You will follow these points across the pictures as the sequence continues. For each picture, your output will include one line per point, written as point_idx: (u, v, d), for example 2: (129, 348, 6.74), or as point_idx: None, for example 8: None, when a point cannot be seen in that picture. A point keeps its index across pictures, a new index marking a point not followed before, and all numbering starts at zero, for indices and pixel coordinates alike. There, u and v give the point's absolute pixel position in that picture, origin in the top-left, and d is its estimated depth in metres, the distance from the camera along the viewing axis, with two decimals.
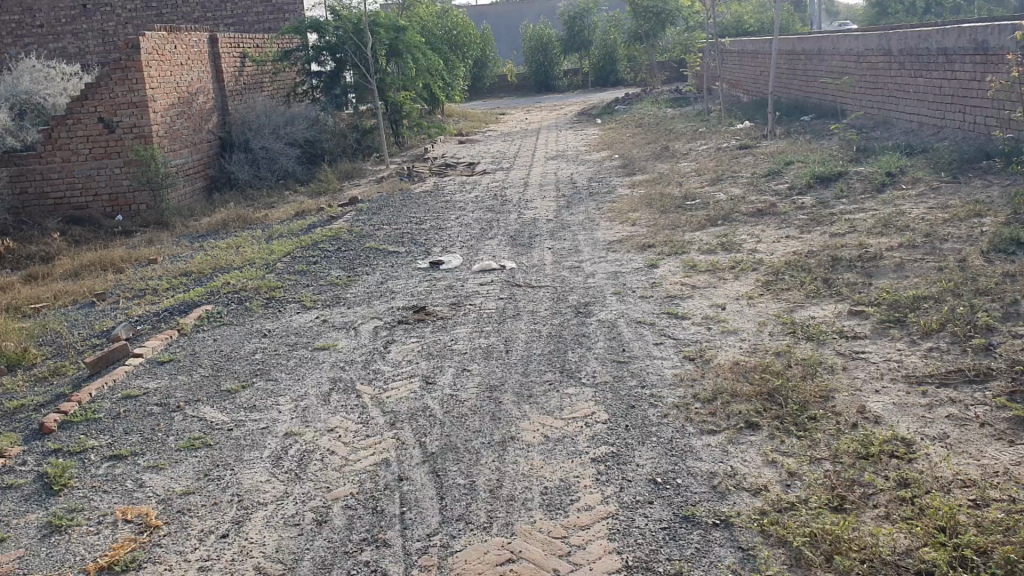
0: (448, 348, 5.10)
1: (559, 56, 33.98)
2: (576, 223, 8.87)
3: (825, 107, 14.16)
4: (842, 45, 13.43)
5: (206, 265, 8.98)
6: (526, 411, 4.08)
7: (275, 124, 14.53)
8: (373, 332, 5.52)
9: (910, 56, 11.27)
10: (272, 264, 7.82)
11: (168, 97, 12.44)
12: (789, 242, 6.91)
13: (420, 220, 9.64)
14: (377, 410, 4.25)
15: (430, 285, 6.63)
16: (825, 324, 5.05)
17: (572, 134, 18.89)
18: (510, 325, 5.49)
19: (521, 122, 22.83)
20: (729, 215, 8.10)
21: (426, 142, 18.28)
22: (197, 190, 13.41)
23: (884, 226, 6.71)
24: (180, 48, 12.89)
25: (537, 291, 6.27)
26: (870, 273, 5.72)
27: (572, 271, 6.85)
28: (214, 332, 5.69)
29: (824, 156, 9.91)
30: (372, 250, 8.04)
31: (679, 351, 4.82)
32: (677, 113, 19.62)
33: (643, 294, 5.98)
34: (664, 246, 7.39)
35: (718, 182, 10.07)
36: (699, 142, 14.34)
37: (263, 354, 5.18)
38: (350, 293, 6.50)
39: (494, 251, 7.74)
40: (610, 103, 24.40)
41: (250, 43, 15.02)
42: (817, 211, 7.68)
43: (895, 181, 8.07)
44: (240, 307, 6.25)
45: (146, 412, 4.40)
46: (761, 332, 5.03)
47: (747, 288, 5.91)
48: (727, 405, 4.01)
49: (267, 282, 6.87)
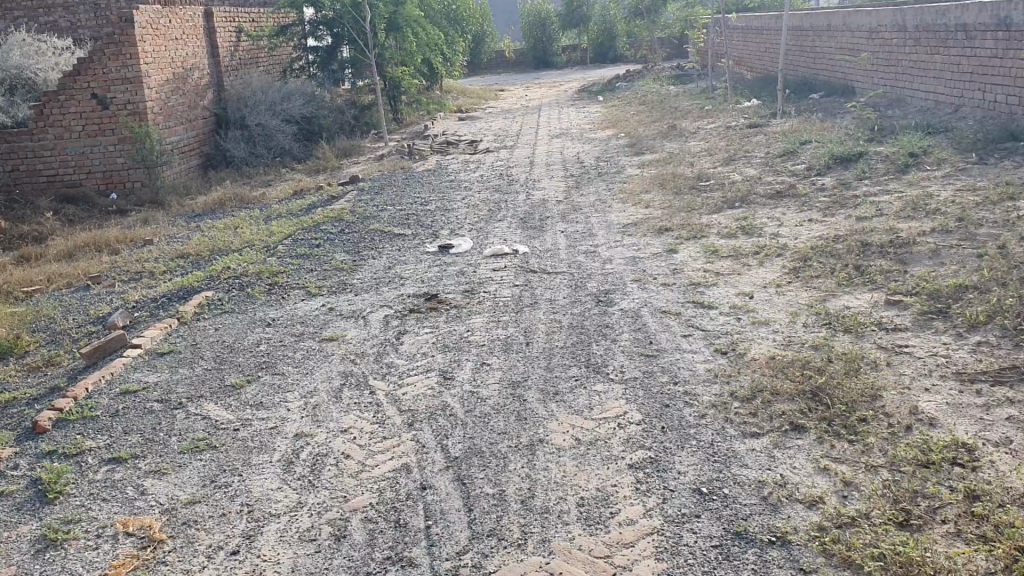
0: (464, 340, 4.82)
1: (558, 31, 33.51)
2: (587, 205, 8.59)
3: (835, 84, 13.86)
4: (853, 21, 13.11)
5: (204, 247, 8.68)
6: (554, 410, 3.82)
7: (272, 101, 14.18)
8: (383, 321, 5.24)
9: (927, 32, 10.95)
10: (273, 246, 7.53)
11: (162, 72, 12.12)
12: (812, 226, 6.63)
13: (425, 201, 9.34)
14: (393, 408, 3.98)
15: (441, 271, 6.35)
16: (861, 314, 4.79)
17: (575, 112, 18.57)
18: (528, 315, 5.21)
19: (521, 99, 22.46)
20: (746, 197, 7.83)
21: (426, 119, 17.93)
22: (192, 167, 13.08)
23: (912, 210, 6.44)
24: (175, 22, 12.56)
25: (552, 278, 5.99)
26: (905, 259, 5.45)
27: (588, 256, 6.57)
28: (215, 321, 5.41)
29: (841, 135, 9.62)
30: (378, 232, 7.74)
31: (710, 343, 4.55)
32: (681, 91, 19.28)
33: (665, 281, 5.71)
34: (682, 229, 7.11)
35: (731, 162, 9.78)
36: (707, 120, 14.03)
37: (268, 345, 4.90)
38: (356, 279, 6.22)
39: (504, 234, 7.46)
40: (611, 79, 24.03)
41: (245, 17, 14.68)
42: (839, 192, 7.41)
43: (919, 161, 7.80)
44: (242, 293, 5.96)
45: (146, 409, 4.12)
46: (794, 322, 4.77)
47: (774, 275, 5.64)
48: (768, 405, 3.75)
49: (269, 267, 6.58)
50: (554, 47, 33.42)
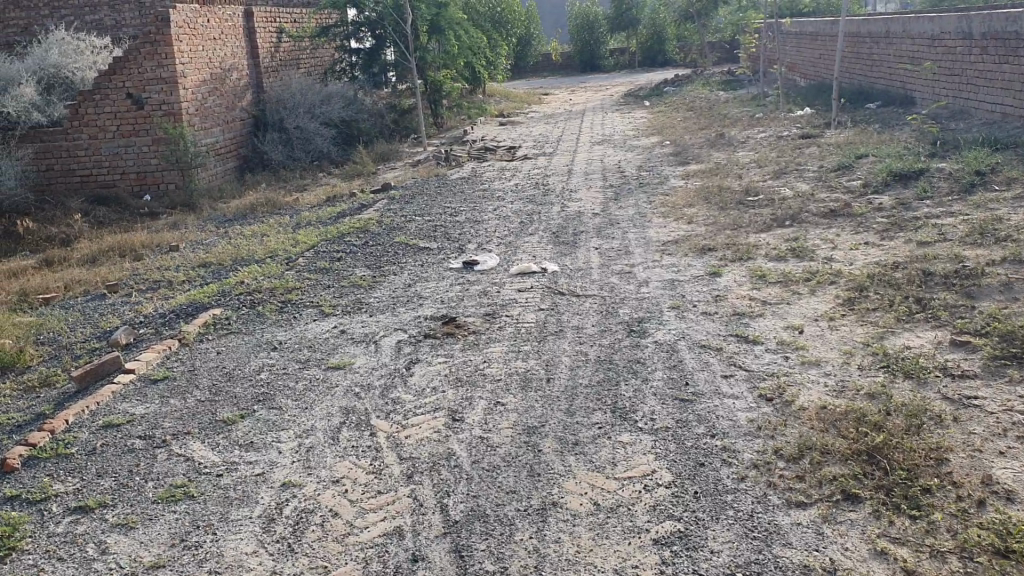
0: (479, 373, 4.39)
1: (606, 35, 33.08)
2: (626, 218, 8.14)
3: (893, 94, 13.26)
4: (914, 27, 12.48)
5: (227, 256, 8.38)
6: (572, 465, 3.38)
7: (310, 103, 13.91)
8: (395, 348, 4.83)
9: (995, 40, 10.32)
10: (294, 258, 7.19)
11: (199, 73, 11.87)
12: (868, 251, 6.12)
13: (456, 211, 8.97)
14: (393, 455, 3.56)
15: (463, 290, 5.95)
16: (924, 356, 4.28)
17: (620, 118, 18.10)
18: (552, 345, 4.77)
19: (565, 103, 22.01)
20: (797, 215, 7.34)
21: (466, 123, 17.58)
22: (228, 170, 12.83)
23: (979, 235, 5.91)
24: (214, 22, 12.32)
25: (582, 302, 5.55)
26: (972, 293, 4.93)
27: (622, 277, 6.13)
28: (219, 343, 5.06)
29: (899, 149, 9.07)
30: (403, 245, 7.37)
31: (753, 388, 4.09)
32: (731, 97, 18.70)
33: (706, 310, 5.25)
34: (726, 249, 6.64)
35: (781, 176, 9.26)
36: (757, 128, 13.48)
37: (269, 373, 4.53)
38: (373, 298, 5.83)
39: (535, 250, 7.04)
40: (659, 84, 23.49)
41: (286, 18, 14.43)
42: (898, 213, 6.88)
43: (985, 180, 7.23)
44: (251, 312, 5.60)
45: (126, 448, 3.77)
46: (848, 365, 4.29)
47: (826, 306, 5.15)
48: (817, 467, 3.27)
49: (285, 282, 6.21)
50: (601, 51, 32.99)
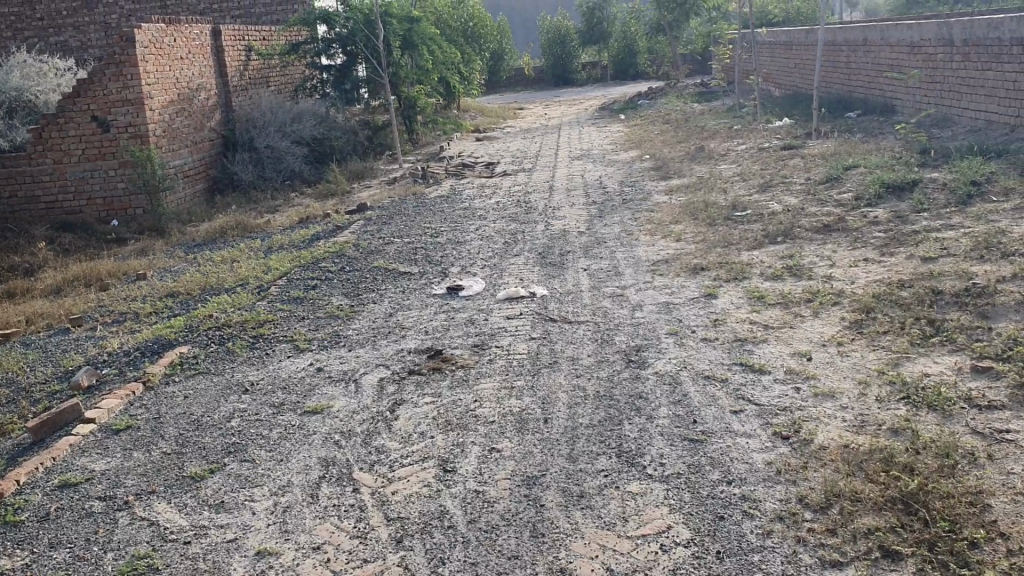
0: (470, 414, 4.05)
1: (577, 48, 32.84)
2: (612, 237, 7.85)
3: (874, 102, 13.10)
4: (892, 34, 12.33)
5: (196, 284, 8.00)
6: (578, 523, 3.07)
7: (281, 122, 13.55)
8: (377, 387, 4.48)
9: (977, 47, 10.16)
10: (266, 287, 6.83)
11: (167, 94, 11.48)
12: (869, 268, 5.86)
13: (435, 232, 8.64)
14: (380, 515, 3.23)
15: (446, 319, 5.62)
16: (945, 386, 4.00)
17: (596, 131, 17.86)
18: (547, 378, 4.44)
19: (539, 117, 21.77)
20: (790, 230, 7.08)
21: (441, 138, 17.27)
22: (198, 192, 12.43)
23: (984, 249, 5.66)
24: (181, 41, 11.95)
25: (574, 329, 5.23)
26: (987, 313, 4.67)
27: (614, 300, 5.82)
28: (187, 387, 4.71)
29: (888, 159, 8.85)
30: (381, 270, 7.03)
31: (766, 424, 3.79)
32: (707, 108, 18.53)
33: (706, 335, 4.95)
34: (720, 269, 6.36)
35: (767, 190, 9.02)
36: (737, 140, 13.27)
37: (241, 421, 4.18)
38: (351, 330, 5.48)
39: (520, 273, 6.73)
40: (633, 96, 23.30)
41: (255, 35, 14.07)
42: (895, 227, 6.64)
43: (982, 191, 7.00)
44: (221, 349, 5.24)
45: (85, 511, 3.42)
46: (865, 396, 4.00)
47: (833, 330, 4.87)
48: (848, 519, 2.98)
49: (256, 314, 5.85)
50: (573, 64, 32.84)
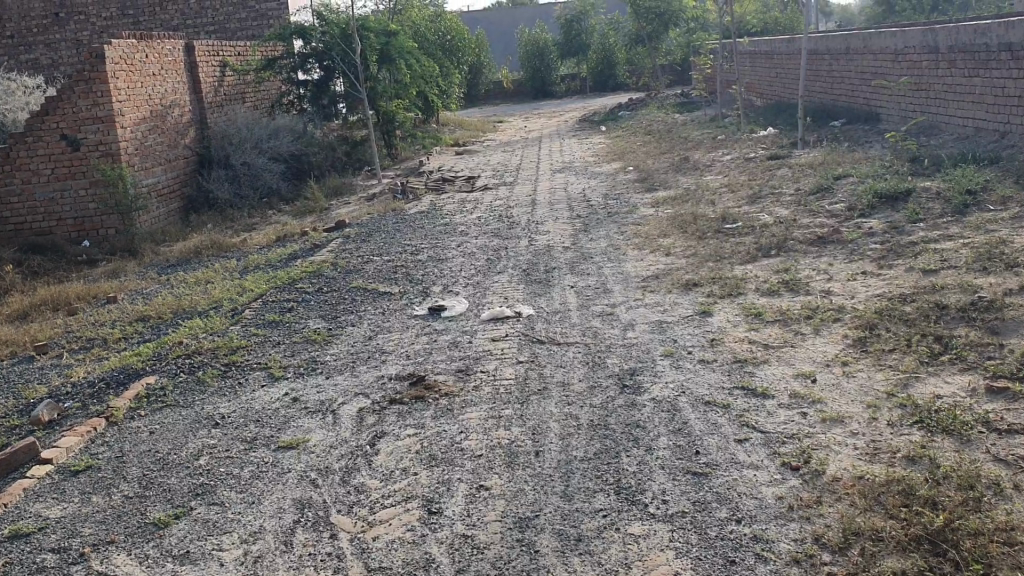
0: (455, 448, 3.78)
1: (556, 61, 32.68)
2: (599, 252, 7.61)
3: (858, 111, 12.96)
4: (876, 42, 12.19)
5: (168, 307, 7.69)
6: (577, 571, 2.82)
7: (258, 137, 13.30)
8: (356, 419, 4.20)
9: (963, 53, 10.03)
10: (240, 310, 6.54)
11: (139, 111, 11.15)
12: (868, 282, 5.65)
13: (416, 249, 8.38)
14: (361, 565, 2.96)
15: (429, 342, 5.36)
16: (960, 409, 3.76)
17: (578, 143, 17.67)
18: (537, 407, 4.16)
19: (520, 130, 21.56)
20: (783, 243, 6.88)
21: (421, 152, 17.03)
22: (172, 211, 12.10)
23: (986, 261, 5.45)
24: (153, 57, 11.62)
25: (564, 351, 4.96)
26: (998, 329, 4.45)
27: (605, 320, 5.57)
28: (152, 421, 4.41)
29: (878, 168, 8.68)
30: (361, 290, 6.76)
31: (773, 454, 3.54)
32: (688, 119, 18.38)
33: (703, 356, 4.70)
34: (712, 284, 6.13)
35: (756, 201, 8.81)
36: (721, 150, 13.10)
37: (210, 459, 3.89)
38: (329, 356, 5.19)
39: (505, 291, 6.47)
40: (614, 108, 23.15)
41: (229, 51, 13.75)
42: (892, 239, 6.44)
43: (978, 200, 6.82)
44: (190, 379, 4.94)
45: (37, 566, 3.13)
46: (876, 421, 3.75)
47: (836, 349, 4.63)
48: (870, 562, 2.74)
49: (228, 340, 5.56)
50: (552, 77, 32.66)
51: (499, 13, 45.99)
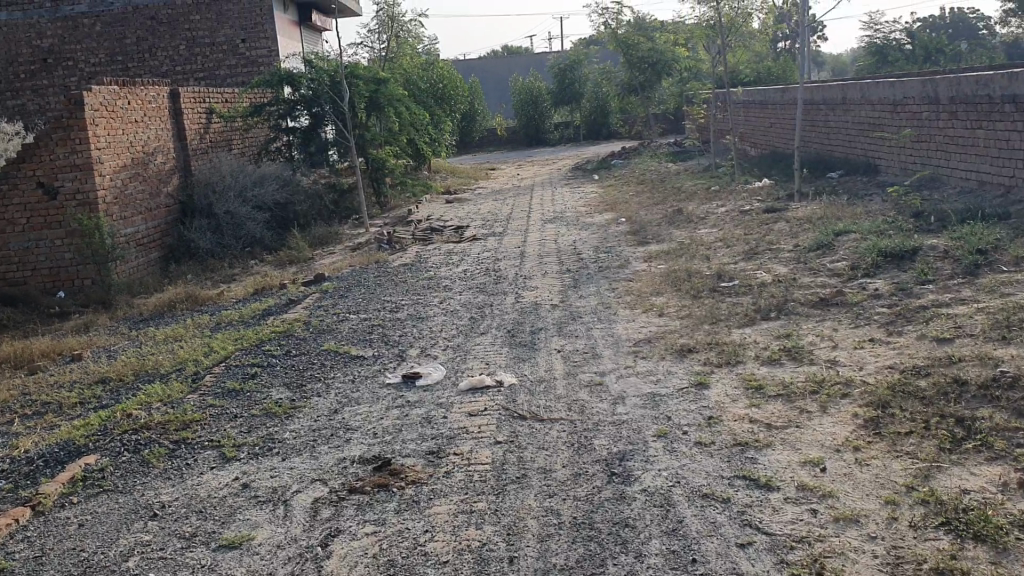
0: (418, 552, 3.32)
1: (550, 109, 32.62)
2: (588, 311, 7.20)
3: (855, 162, 12.67)
4: (873, 92, 11.91)
5: (129, 367, 7.12)
6: None
7: (241, 186, 12.56)
8: (309, 512, 3.75)
9: (965, 104, 9.71)
10: (201, 374, 6.07)
11: (120, 159, 10.60)
12: (877, 351, 5.22)
13: (396, 306, 7.97)
14: None
15: (401, 415, 4.91)
16: (991, 507, 3.31)
17: (569, 191, 17.37)
18: (513, 500, 3.70)
19: (511, 178, 21.27)
20: (783, 305, 6.47)
21: (409, 201, 16.69)
22: (152, 261, 11.40)
23: (1005, 329, 5.04)
24: (136, 104, 11.08)
25: (548, 430, 4.51)
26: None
27: (593, 391, 5.12)
28: (85, 511, 3.96)
29: (880, 223, 8.32)
30: (332, 353, 6.32)
31: (781, 563, 3.08)
32: (681, 168, 18.13)
33: (700, 438, 4.26)
34: (710, 351, 5.70)
35: (753, 258, 8.42)
36: (715, 202, 12.76)
37: (139, 560, 3.44)
38: (289, 433, 4.73)
39: (486, 355, 6.05)
40: (606, 156, 22.94)
41: (216, 97, 13.22)
42: (899, 302, 6.04)
43: (990, 259, 6.44)
44: (134, 460, 4.49)
45: None
46: (896, 522, 3.30)
47: (846, 431, 4.18)
48: None
49: (182, 413, 5.10)
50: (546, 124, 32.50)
51: (492, 60, 46.09)
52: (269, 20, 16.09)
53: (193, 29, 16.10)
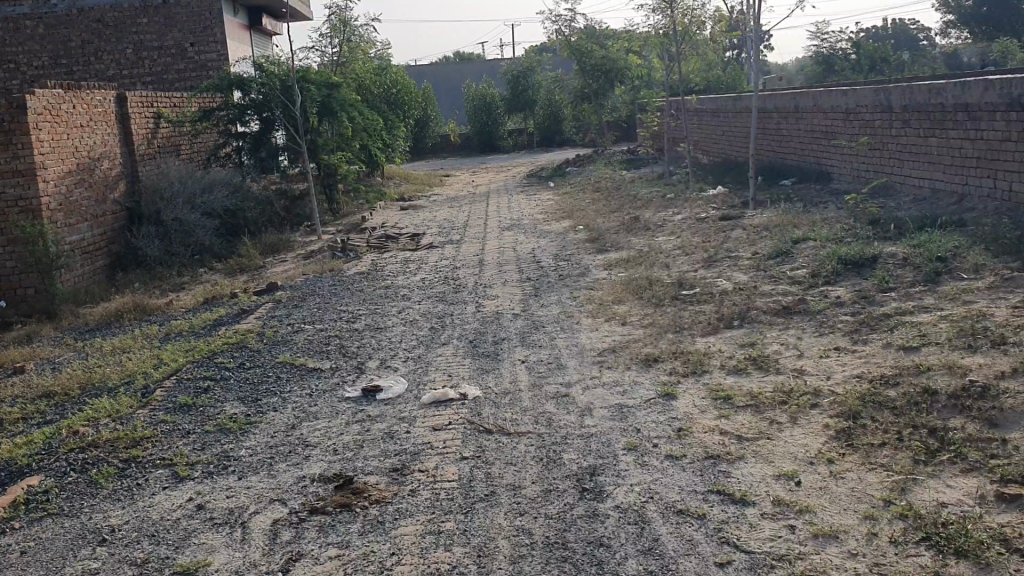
0: None
1: (504, 116, 32.30)
2: (550, 320, 7.09)
3: (808, 170, 12.75)
4: (826, 101, 11.99)
5: (76, 378, 6.37)
6: None
7: (191, 192, 12.24)
8: (268, 535, 3.58)
9: (918, 113, 9.79)
10: (150, 387, 5.83)
11: (64, 164, 10.24)
12: (844, 360, 5.18)
13: (353, 316, 7.78)
14: None
15: (361, 431, 4.74)
16: (970, 520, 3.26)
17: (525, 198, 17.28)
18: (483, 519, 3.57)
19: (466, 184, 21.13)
20: (746, 313, 6.42)
21: (363, 208, 16.46)
22: (98, 269, 11.05)
23: (970, 337, 5.03)
24: (81, 107, 10.73)
25: (515, 445, 4.38)
26: (995, 421, 3.99)
27: (559, 403, 5.00)
28: (27, 537, 3.75)
29: (839, 231, 8.33)
30: (288, 365, 6.13)
31: None
32: (636, 176, 18.14)
33: (671, 452, 4.16)
34: (676, 361, 5.62)
35: (713, 265, 8.38)
36: (672, 209, 12.74)
37: None
38: (245, 450, 4.54)
39: (447, 367, 5.90)
40: (561, 163, 22.90)
41: (165, 101, 12.87)
42: (862, 310, 6.01)
43: (950, 267, 6.45)
44: (81, 481, 4.27)
45: None
46: (875, 538, 3.24)
47: (818, 442, 4.12)
48: None
49: (132, 430, 4.87)
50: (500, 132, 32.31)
51: (445, 66, 45.86)
52: (218, 24, 15.77)
53: (140, 32, 15.72)
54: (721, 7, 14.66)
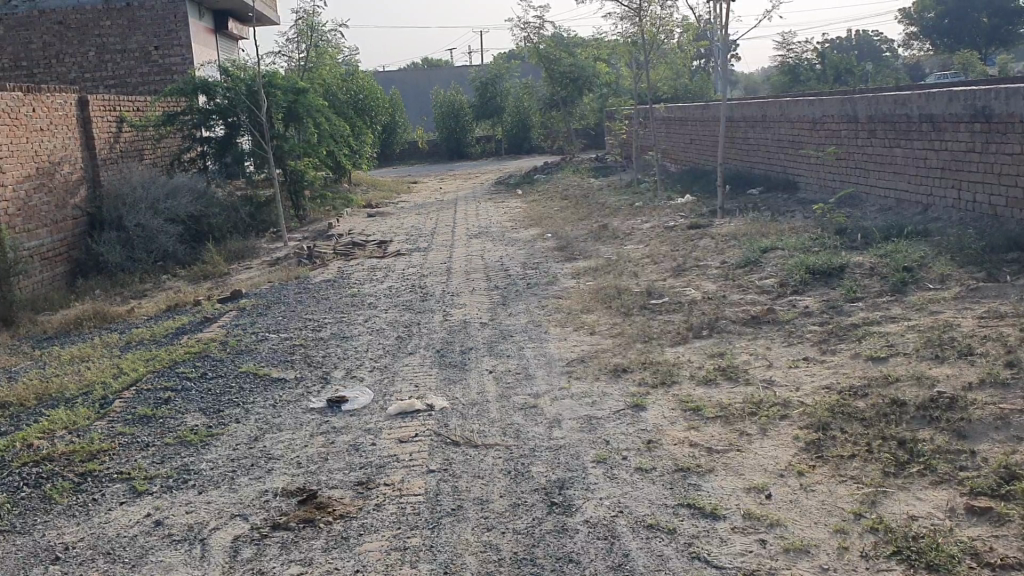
0: None
1: (471, 123, 32.38)
2: (518, 329, 7.04)
3: (775, 178, 12.82)
4: (793, 110, 12.06)
5: (32, 391, 6.10)
6: None
7: (154, 198, 12.05)
8: (229, 552, 3.49)
9: (883, 123, 9.85)
10: (109, 398, 5.69)
11: (24, 168, 10.01)
12: (812, 370, 5.17)
13: (319, 325, 7.68)
14: None
15: (326, 443, 4.64)
16: (941, 534, 3.24)
17: (494, 206, 17.23)
18: (450, 534, 3.50)
19: (434, 191, 21.05)
20: (716, 322, 6.41)
21: (330, 214, 16.31)
22: (58, 275, 10.81)
23: (937, 347, 5.04)
24: (41, 110, 10.51)
25: (483, 457, 4.31)
26: (963, 433, 3.99)
27: (528, 414, 4.95)
28: None
29: (806, 241, 8.36)
30: (252, 375, 6.02)
31: None
32: (604, 184, 18.17)
33: (641, 464, 4.12)
34: (645, 371, 5.57)
35: (682, 274, 8.38)
36: (640, 217, 12.77)
37: None
38: (205, 464, 4.43)
39: (414, 377, 5.82)
40: (530, 171, 22.88)
41: (128, 105, 12.66)
42: (831, 320, 6.02)
43: (916, 277, 6.48)
44: (35, 496, 4.15)
45: None
46: (847, 552, 3.21)
47: (788, 454, 4.09)
48: None
49: (89, 442, 4.74)
50: (467, 138, 32.37)
51: (413, 73, 45.79)
52: (183, 27, 15.57)
53: (103, 34, 15.50)
54: (689, 17, 14.71)
